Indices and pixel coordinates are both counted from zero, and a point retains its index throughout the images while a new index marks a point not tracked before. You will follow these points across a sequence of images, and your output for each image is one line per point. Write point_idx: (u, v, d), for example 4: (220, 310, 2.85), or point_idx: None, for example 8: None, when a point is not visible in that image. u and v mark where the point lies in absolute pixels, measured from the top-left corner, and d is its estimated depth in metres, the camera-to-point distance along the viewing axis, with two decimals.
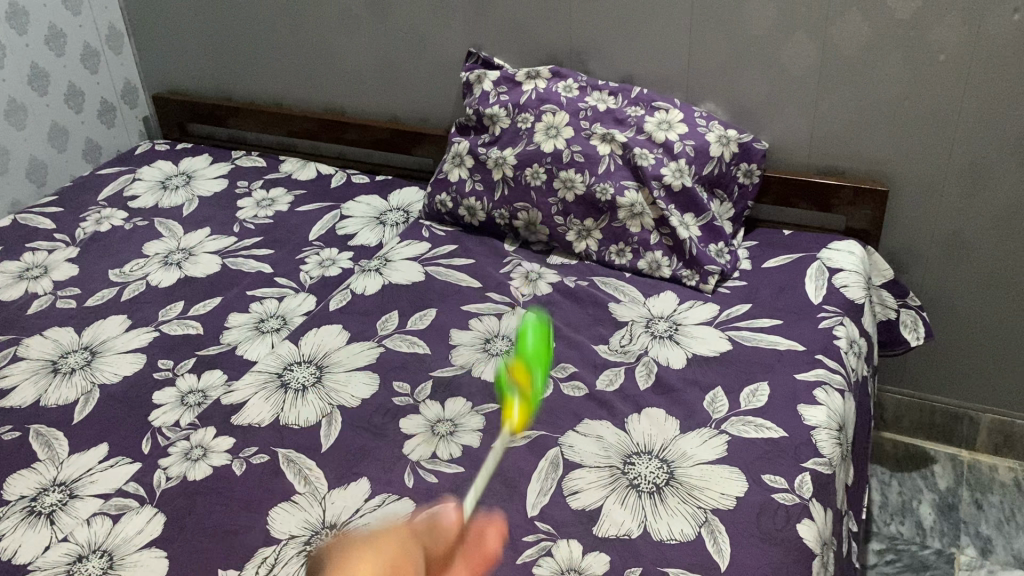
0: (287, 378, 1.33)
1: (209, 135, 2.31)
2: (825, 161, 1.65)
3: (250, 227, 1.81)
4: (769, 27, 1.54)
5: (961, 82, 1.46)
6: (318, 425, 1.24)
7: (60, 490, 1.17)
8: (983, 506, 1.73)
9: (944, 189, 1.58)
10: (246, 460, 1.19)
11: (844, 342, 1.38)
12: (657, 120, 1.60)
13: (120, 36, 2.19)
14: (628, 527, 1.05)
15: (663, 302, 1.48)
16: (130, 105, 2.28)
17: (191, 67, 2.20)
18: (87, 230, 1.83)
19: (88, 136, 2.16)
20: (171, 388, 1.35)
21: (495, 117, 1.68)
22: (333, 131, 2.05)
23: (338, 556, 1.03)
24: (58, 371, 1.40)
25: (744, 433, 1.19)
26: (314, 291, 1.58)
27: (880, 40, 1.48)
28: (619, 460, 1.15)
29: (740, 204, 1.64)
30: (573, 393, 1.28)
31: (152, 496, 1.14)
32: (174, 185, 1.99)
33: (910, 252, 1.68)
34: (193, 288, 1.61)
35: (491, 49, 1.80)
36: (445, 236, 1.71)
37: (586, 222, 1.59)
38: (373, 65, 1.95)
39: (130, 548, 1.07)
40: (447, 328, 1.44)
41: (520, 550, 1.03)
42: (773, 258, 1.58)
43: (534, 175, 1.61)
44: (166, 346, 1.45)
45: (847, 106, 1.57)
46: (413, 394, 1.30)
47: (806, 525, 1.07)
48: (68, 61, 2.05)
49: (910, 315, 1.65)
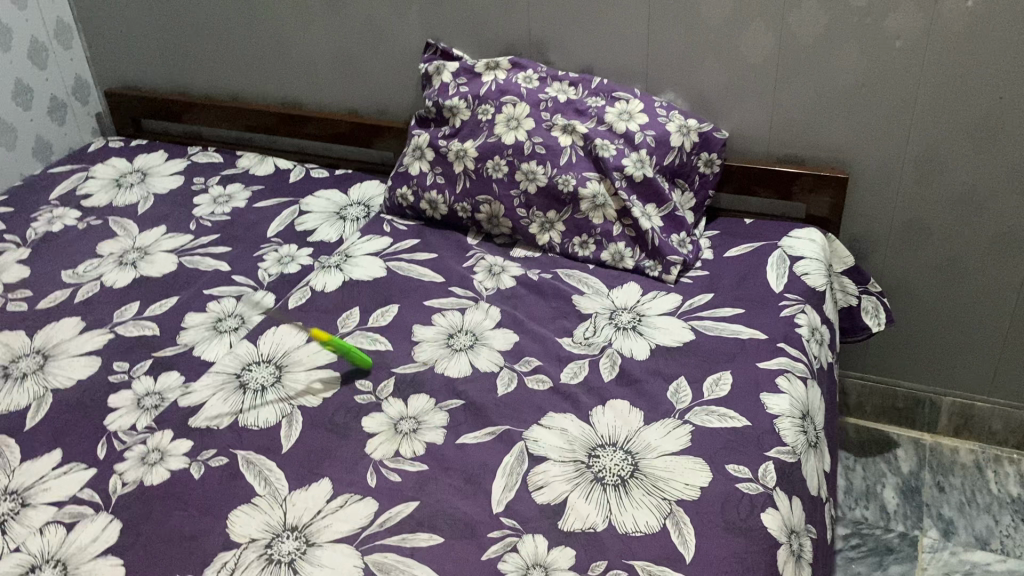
0: (245, 378, 1.31)
1: (165, 131, 2.26)
2: (785, 150, 1.65)
3: (207, 225, 1.77)
4: (727, 16, 1.54)
5: (917, 70, 1.48)
6: (278, 425, 1.22)
7: (12, 499, 1.14)
8: (944, 488, 1.76)
9: (903, 174, 1.59)
10: (204, 463, 1.16)
11: (806, 330, 1.38)
12: (617, 111, 1.59)
13: (69, 30, 2.13)
14: (593, 521, 1.05)
15: (626, 293, 1.48)
16: (82, 101, 2.22)
17: (143, 62, 2.15)
18: (39, 231, 1.78)
19: (38, 134, 2.11)
20: (127, 391, 1.32)
21: (455, 109, 1.66)
22: (292, 125, 2.01)
23: (300, 559, 1.02)
24: (9, 376, 1.37)
25: (708, 423, 1.19)
26: (273, 289, 1.55)
27: (837, 28, 1.48)
28: (583, 454, 1.14)
29: (701, 193, 1.63)
30: (537, 386, 1.27)
31: (108, 502, 1.12)
32: (128, 183, 1.94)
33: (870, 239, 1.69)
34: (148, 287, 1.58)
35: (450, 40, 1.78)
36: (407, 230, 1.69)
37: (548, 214, 1.58)
38: (330, 57, 1.92)
39: (86, 556, 1.04)
40: (409, 324, 1.42)
41: (485, 547, 1.03)
42: (735, 247, 1.58)
43: (495, 167, 1.60)
44: (121, 348, 1.42)
45: (806, 94, 1.57)
46: (376, 392, 1.28)
47: (770, 514, 1.07)
48: (15, 56, 1.99)
49: (872, 301, 1.66)
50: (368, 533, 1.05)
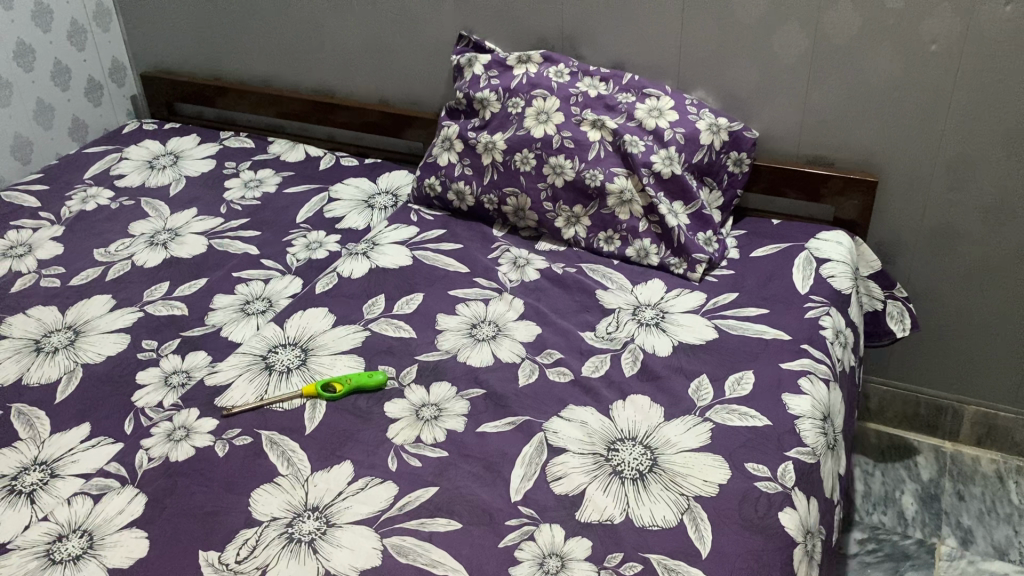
0: (271, 360, 1.33)
1: (198, 115, 2.28)
2: (815, 151, 1.64)
3: (237, 209, 1.80)
4: (761, 15, 1.53)
5: (951, 74, 1.47)
6: (302, 407, 1.24)
7: (41, 469, 1.16)
8: (964, 497, 1.75)
9: (934, 180, 1.58)
10: (229, 441, 1.18)
11: (830, 332, 1.38)
12: (648, 107, 1.59)
13: (107, 13, 2.16)
14: (610, 513, 1.05)
15: (650, 290, 1.48)
16: (118, 83, 2.25)
17: (180, 46, 2.17)
18: (73, 209, 1.81)
19: (74, 115, 2.14)
20: (155, 368, 1.34)
21: (485, 101, 1.67)
22: (322, 113, 2.03)
23: (320, 539, 1.03)
24: (41, 350, 1.39)
25: (729, 421, 1.19)
26: (301, 274, 1.57)
27: (871, 30, 1.47)
28: (603, 447, 1.15)
29: (729, 192, 1.63)
30: (558, 378, 1.28)
31: (133, 476, 1.14)
32: (161, 165, 1.97)
33: (898, 244, 1.68)
34: (178, 268, 1.60)
35: (482, 33, 1.78)
36: (434, 220, 1.70)
37: (575, 209, 1.59)
38: (363, 46, 1.94)
39: (112, 528, 1.06)
40: (433, 312, 1.43)
41: (503, 534, 1.04)
42: (761, 247, 1.58)
43: (523, 160, 1.61)
44: (149, 326, 1.44)
45: (838, 96, 1.56)
46: (399, 377, 1.30)
47: (788, 513, 1.08)
48: (54, 37, 2.03)
49: (898, 307, 1.65)
50: (387, 516, 1.06)
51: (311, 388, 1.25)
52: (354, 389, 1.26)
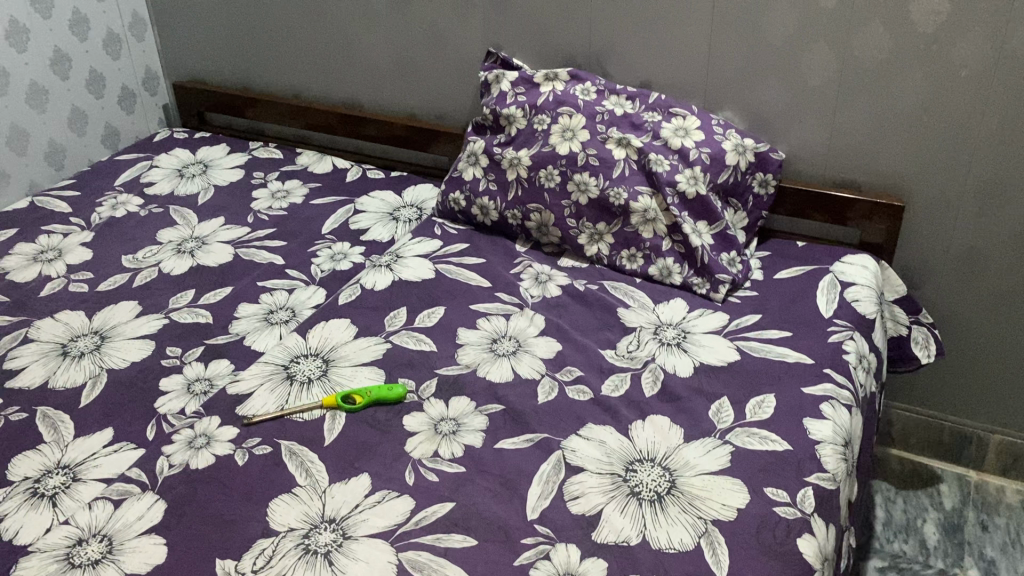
0: (293, 370, 1.34)
1: (228, 126, 2.31)
2: (842, 174, 1.63)
3: (264, 218, 1.81)
4: (790, 36, 1.53)
5: (981, 99, 1.45)
6: (322, 418, 1.25)
7: (63, 473, 1.18)
8: (988, 528, 1.72)
9: (962, 206, 1.57)
10: (249, 450, 1.19)
11: (853, 357, 1.37)
12: (674, 127, 1.59)
13: (143, 23, 2.20)
14: (627, 535, 1.05)
15: (672, 310, 1.48)
16: (150, 92, 2.28)
17: (212, 56, 2.21)
18: (103, 216, 1.84)
19: (107, 122, 2.17)
20: (178, 375, 1.36)
21: (511, 117, 1.68)
22: (350, 126, 2.05)
23: (335, 551, 1.04)
24: (67, 354, 1.41)
25: (748, 444, 1.18)
26: (324, 285, 1.58)
27: (901, 53, 1.47)
28: (621, 467, 1.15)
29: (754, 213, 1.62)
30: (577, 396, 1.28)
31: (153, 483, 1.15)
32: (190, 173, 1.99)
33: (925, 269, 1.66)
34: (203, 276, 1.62)
35: (510, 50, 1.80)
36: (457, 234, 1.71)
37: (598, 226, 1.59)
38: (391, 60, 1.95)
39: (130, 533, 1.07)
40: (454, 326, 1.44)
41: (518, 553, 1.03)
42: (786, 269, 1.57)
43: (547, 177, 1.61)
44: (174, 333, 1.46)
45: (866, 119, 1.55)
46: (418, 391, 1.30)
47: (807, 540, 1.06)
48: (90, 46, 2.07)
49: (923, 332, 1.64)
50: (403, 530, 1.06)
51: (331, 400, 1.26)
52: (373, 401, 1.26)
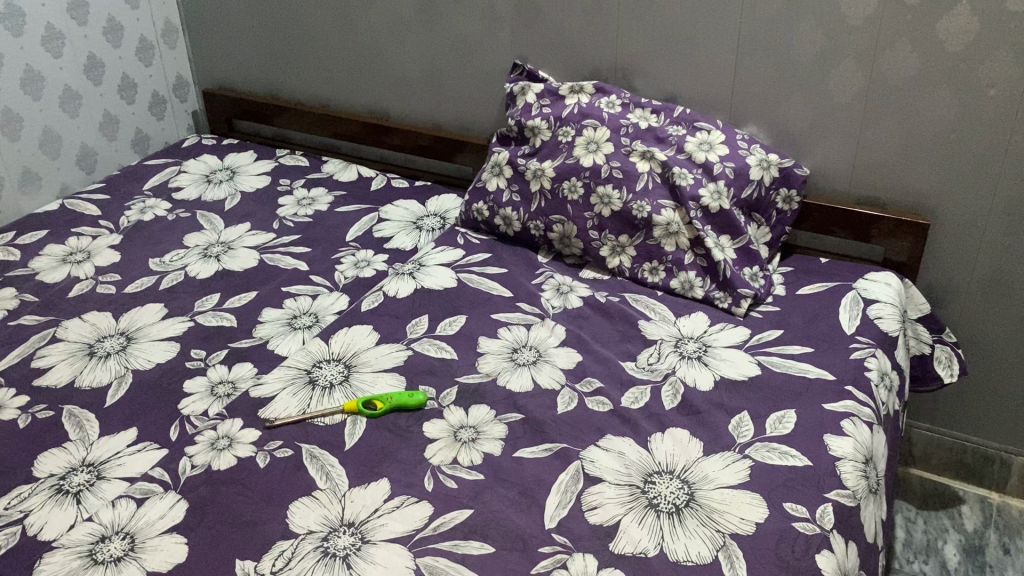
0: (315, 375, 1.35)
1: (256, 133, 2.34)
2: (865, 191, 1.63)
3: (289, 225, 1.83)
4: (817, 53, 1.53)
5: (1009, 120, 1.45)
6: (343, 423, 1.26)
7: (88, 470, 1.19)
8: (1011, 550, 1.70)
9: (987, 226, 1.56)
10: (270, 453, 1.20)
11: (875, 374, 1.36)
12: (698, 141, 1.60)
13: (175, 31, 2.24)
14: (644, 546, 1.05)
15: (693, 323, 1.48)
16: (180, 99, 2.32)
17: (242, 65, 2.24)
18: (131, 219, 1.87)
19: (138, 127, 2.21)
20: (201, 378, 1.37)
21: (536, 129, 1.69)
22: (376, 135, 2.07)
23: (354, 555, 1.04)
24: (94, 354, 1.43)
25: (768, 459, 1.18)
26: (348, 291, 1.60)
27: (929, 72, 1.47)
28: (639, 479, 1.15)
29: (777, 229, 1.62)
30: (596, 407, 1.28)
31: (176, 482, 1.16)
32: (217, 179, 2.02)
33: (949, 289, 1.65)
34: (228, 281, 1.64)
35: (536, 62, 1.81)
36: (480, 244, 1.72)
37: (621, 238, 1.59)
38: (419, 71, 1.97)
39: (152, 532, 1.09)
40: (475, 336, 1.45)
41: (535, 562, 1.03)
42: (808, 285, 1.57)
43: (571, 188, 1.62)
44: (199, 336, 1.48)
45: (891, 137, 1.55)
46: (438, 398, 1.31)
47: (826, 556, 1.06)
48: (123, 53, 2.10)
49: (946, 351, 1.63)
50: (422, 536, 1.07)
51: (353, 405, 1.27)
52: (394, 407, 1.27)
